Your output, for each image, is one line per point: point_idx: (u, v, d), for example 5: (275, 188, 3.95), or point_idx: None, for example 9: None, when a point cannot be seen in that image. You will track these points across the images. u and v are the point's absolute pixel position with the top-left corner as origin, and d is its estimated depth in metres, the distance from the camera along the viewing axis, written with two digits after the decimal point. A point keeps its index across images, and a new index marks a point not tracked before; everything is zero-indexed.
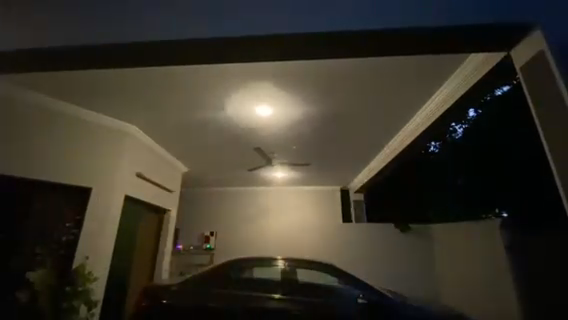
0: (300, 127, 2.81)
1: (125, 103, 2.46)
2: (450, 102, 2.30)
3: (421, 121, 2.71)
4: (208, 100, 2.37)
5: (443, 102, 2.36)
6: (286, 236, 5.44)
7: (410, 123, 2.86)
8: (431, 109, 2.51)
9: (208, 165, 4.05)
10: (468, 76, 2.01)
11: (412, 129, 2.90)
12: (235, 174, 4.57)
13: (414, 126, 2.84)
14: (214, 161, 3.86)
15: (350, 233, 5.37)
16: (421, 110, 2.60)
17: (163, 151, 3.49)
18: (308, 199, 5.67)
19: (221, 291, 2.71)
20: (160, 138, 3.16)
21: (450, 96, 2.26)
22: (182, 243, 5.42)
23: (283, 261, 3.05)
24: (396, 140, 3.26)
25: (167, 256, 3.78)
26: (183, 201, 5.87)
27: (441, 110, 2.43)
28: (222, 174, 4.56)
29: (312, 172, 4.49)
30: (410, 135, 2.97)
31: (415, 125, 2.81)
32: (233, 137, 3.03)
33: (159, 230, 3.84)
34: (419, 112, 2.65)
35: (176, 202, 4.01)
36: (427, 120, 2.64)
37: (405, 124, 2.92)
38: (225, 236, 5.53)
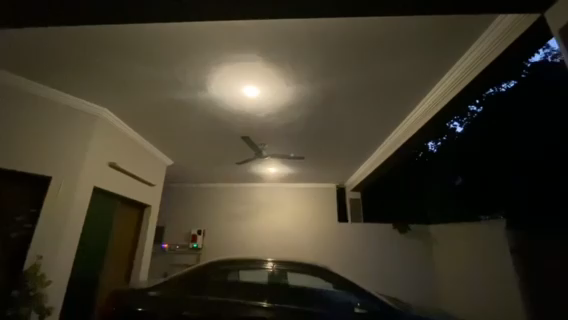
0: (293, 113, 2.52)
1: (91, 80, 2.17)
2: (459, 87, 2.02)
3: (426, 110, 2.42)
4: (185, 77, 2.06)
5: (451, 87, 2.08)
6: (278, 236, 5.13)
7: (413, 113, 2.58)
8: (439, 95, 2.23)
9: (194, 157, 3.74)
10: (485, 51, 1.73)
11: (415, 120, 2.62)
12: (224, 168, 4.24)
13: (418, 116, 2.56)
14: (200, 152, 3.55)
15: (346, 233, 5.09)
16: (426, 97, 2.32)
17: (143, 139, 3.18)
18: (301, 197, 5.37)
19: (199, 298, 2.39)
20: (137, 125, 2.85)
21: (460, 78, 1.97)
22: (167, 242, 5.12)
23: (272, 263, 2.69)
24: (397, 133, 2.98)
25: (147, 256, 3.46)
26: (169, 196, 5.51)
27: (449, 97, 2.14)
28: (209, 167, 4.24)
29: (306, 167, 4.21)
30: (413, 127, 2.69)
31: (419, 115, 2.53)
32: (218, 124, 2.73)
33: (139, 227, 3.52)
34: (423, 99, 2.36)
35: (157, 197, 3.69)
36: (432, 109, 2.36)
37: (408, 114, 2.64)
38: (213, 234, 5.21)
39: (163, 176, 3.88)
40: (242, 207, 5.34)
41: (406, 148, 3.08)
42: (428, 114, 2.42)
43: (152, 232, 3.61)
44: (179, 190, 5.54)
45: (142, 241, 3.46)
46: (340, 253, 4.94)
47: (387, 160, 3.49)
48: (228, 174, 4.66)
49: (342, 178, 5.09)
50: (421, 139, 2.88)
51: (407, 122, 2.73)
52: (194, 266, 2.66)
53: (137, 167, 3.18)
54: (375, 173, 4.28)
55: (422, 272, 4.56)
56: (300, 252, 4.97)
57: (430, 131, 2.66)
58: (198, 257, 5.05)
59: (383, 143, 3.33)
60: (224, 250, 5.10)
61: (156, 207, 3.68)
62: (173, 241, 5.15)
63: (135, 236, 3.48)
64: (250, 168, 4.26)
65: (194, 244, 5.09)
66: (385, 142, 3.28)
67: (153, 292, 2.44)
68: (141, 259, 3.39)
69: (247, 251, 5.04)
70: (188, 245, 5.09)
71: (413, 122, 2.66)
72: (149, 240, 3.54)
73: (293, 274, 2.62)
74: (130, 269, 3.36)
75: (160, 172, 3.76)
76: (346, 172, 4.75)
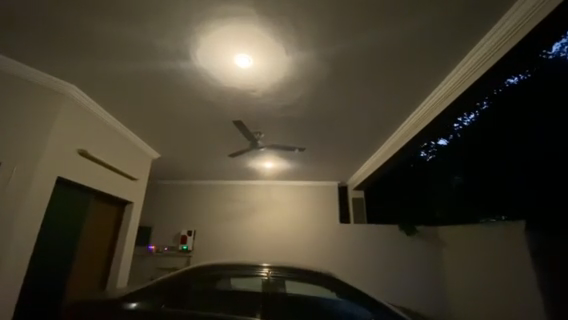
0: (292, 92, 2.16)
1: (50, 47, 1.81)
2: (493, 60, 1.72)
3: (446, 92, 2.12)
4: (162, 43, 1.69)
5: (481, 61, 1.79)
6: (275, 237, 4.75)
7: (429, 98, 2.27)
8: (460, 77, 1.95)
9: (183, 147, 3.36)
10: (525, 17, 1.47)
11: (431, 105, 2.32)
12: (217, 161, 3.85)
13: (435, 101, 2.26)
14: (189, 142, 3.18)
15: (348, 235, 4.72)
16: (448, 76, 2.02)
17: (121, 127, 2.84)
18: (301, 196, 4.99)
19: (175, 311, 1.99)
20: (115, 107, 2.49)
21: (491, 53, 1.71)
22: (154, 244, 4.73)
23: (267, 269, 2.24)
24: (408, 123, 2.66)
25: (126, 260, 3.10)
26: (158, 194, 5.11)
27: (478, 74, 1.85)
28: (201, 161, 3.86)
29: (307, 162, 3.84)
30: (430, 114, 2.38)
31: (437, 99, 2.23)
32: (208, 106, 2.36)
33: (118, 227, 3.17)
34: (444, 80, 2.07)
35: (138, 192, 3.33)
36: (453, 92, 2.08)
37: (422, 101, 2.35)
38: (205, 235, 4.81)
39: (147, 172, 3.56)
40: (235, 207, 4.97)
41: (420, 139, 2.76)
42: (447, 99, 2.15)
43: (134, 232, 3.25)
44: (168, 188, 5.14)
45: (121, 243, 3.10)
46: (342, 256, 4.58)
47: (396, 154, 3.17)
48: (221, 169, 4.26)
49: (344, 175, 4.72)
50: (437, 128, 2.56)
51: (420, 110, 2.44)
52: (173, 271, 2.26)
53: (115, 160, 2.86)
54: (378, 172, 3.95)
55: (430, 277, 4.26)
56: (299, 255, 4.60)
57: (447, 118, 2.34)
58: (188, 259, 4.65)
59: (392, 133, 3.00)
60: (216, 252, 4.71)
61: (139, 204, 3.36)
62: (161, 243, 4.77)
63: (113, 238, 3.12)
64: (245, 162, 3.89)
65: (184, 246, 4.64)
66: (394, 134, 2.95)
67: (134, 304, 1.99)
68: (119, 262, 3.02)
69: (241, 254, 4.66)
70: (177, 247, 4.70)
71: (428, 110, 2.37)
72: (130, 241, 3.19)
73: (292, 283, 2.19)
74: (106, 274, 2.98)
75: (144, 166, 3.46)
76: (348, 169, 4.39)
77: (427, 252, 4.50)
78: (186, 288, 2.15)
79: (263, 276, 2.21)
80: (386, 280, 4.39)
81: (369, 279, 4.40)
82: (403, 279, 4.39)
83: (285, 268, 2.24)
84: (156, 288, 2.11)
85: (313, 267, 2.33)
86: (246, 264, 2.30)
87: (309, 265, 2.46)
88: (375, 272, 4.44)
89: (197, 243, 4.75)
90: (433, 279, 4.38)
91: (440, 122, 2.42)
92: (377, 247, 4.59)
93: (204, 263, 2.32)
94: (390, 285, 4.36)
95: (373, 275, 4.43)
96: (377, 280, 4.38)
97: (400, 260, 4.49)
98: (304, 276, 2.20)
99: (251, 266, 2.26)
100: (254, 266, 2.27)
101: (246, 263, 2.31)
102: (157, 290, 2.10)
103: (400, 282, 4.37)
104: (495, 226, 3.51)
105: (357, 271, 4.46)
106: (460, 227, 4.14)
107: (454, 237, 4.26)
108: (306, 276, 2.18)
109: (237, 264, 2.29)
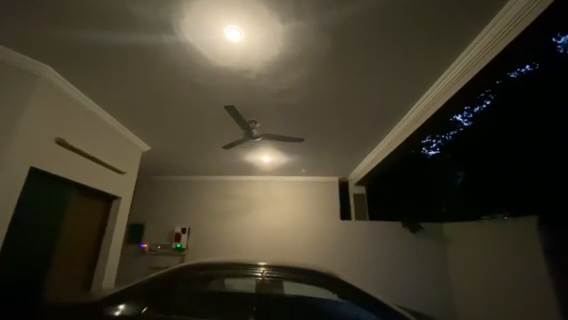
0: (289, 73, 1.96)
1: (15, 18, 1.62)
2: (507, 40, 1.60)
3: (456, 77, 1.99)
4: (139, 11, 1.50)
5: (496, 40, 1.66)
6: (273, 235, 4.56)
7: (438, 83, 2.15)
8: (477, 54, 1.79)
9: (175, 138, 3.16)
10: None
11: (440, 92, 2.19)
12: (212, 153, 3.64)
13: (444, 86, 2.13)
14: (180, 132, 2.98)
15: (349, 231, 4.53)
16: (460, 57, 1.88)
17: (107, 118, 2.73)
18: (301, 191, 4.80)
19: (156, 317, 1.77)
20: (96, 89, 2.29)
21: (510, 26, 1.55)
22: (147, 242, 4.55)
23: (264, 269, 2.02)
24: (415, 110, 2.52)
25: (113, 259, 2.93)
26: (151, 190, 4.91)
27: (490, 56, 1.72)
28: (195, 153, 3.66)
29: (306, 154, 3.64)
30: (438, 101, 2.26)
31: (446, 84, 2.10)
32: (197, 89, 2.17)
33: (105, 224, 2.99)
34: (455, 63, 1.94)
35: (125, 188, 3.16)
36: (466, 73, 1.92)
37: (431, 85, 2.20)
38: (200, 233, 4.61)
39: (136, 166, 3.42)
40: (232, 203, 4.77)
41: (426, 129, 2.61)
42: (459, 81, 1.99)
43: (121, 229, 3.08)
44: (162, 183, 4.94)
45: (107, 240, 2.93)
46: (343, 254, 4.40)
47: (400, 146, 3.00)
48: (216, 162, 4.07)
49: (344, 170, 4.53)
50: (445, 117, 2.40)
51: (430, 95, 2.28)
52: (158, 271, 2.04)
53: (102, 153, 2.75)
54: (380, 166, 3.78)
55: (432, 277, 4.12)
56: (298, 253, 4.42)
57: (456, 105, 2.21)
58: (183, 258, 4.47)
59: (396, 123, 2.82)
60: (211, 251, 4.51)
61: (127, 199, 3.21)
62: (154, 241, 4.58)
63: (100, 234, 2.94)
64: (242, 155, 3.69)
65: (178, 244, 4.44)
66: (399, 123, 2.80)
67: (121, 307, 1.78)
68: (105, 261, 2.84)
69: (238, 251, 4.47)
70: (171, 245, 4.51)
71: (439, 94, 2.21)
72: (117, 239, 3.01)
73: (291, 283, 1.99)
74: (91, 273, 2.80)
75: (133, 159, 3.33)
76: (349, 163, 4.19)
77: (431, 250, 4.33)
78: (175, 289, 1.95)
79: (258, 276, 2.00)
80: (389, 279, 4.22)
81: (371, 278, 4.23)
82: (405, 278, 4.21)
83: (281, 267, 2.03)
84: (143, 288, 1.91)
85: (315, 266, 2.14)
86: (241, 261, 2.10)
87: (310, 264, 2.27)
88: (377, 271, 4.27)
89: (191, 241, 4.56)
90: (437, 278, 4.22)
91: (448, 110, 2.28)
92: (379, 244, 4.41)
93: (195, 261, 2.11)
94: (393, 284, 4.18)
95: (375, 273, 4.25)
96: (379, 279, 4.21)
97: (403, 258, 4.31)
98: (304, 276, 1.99)
99: (244, 267, 2.05)
100: (248, 265, 2.05)
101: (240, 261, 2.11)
102: (145, 290, 1.90)
103: (403, 281, 4.19)
104: (504, 223, 3.40)
105: (358, 270, 4.28)
106: (468, 224, 3.97)
107: (462, 234, 4.11)
108: (306, 276, 1.98)
109: (230, 262, 2.09)
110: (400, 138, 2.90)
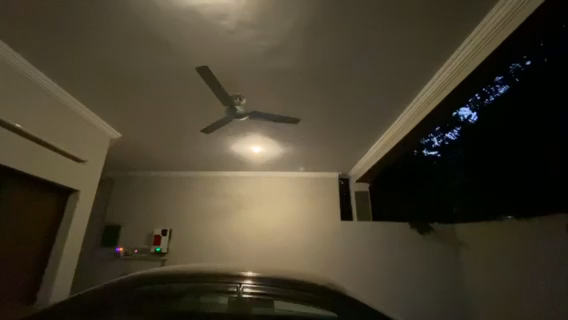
0: (275, 15, 1.62)
1: None
2: (531, 8, 1.50)
3: (468, 56, 1.89)
4: None
5: (518, 9, 1.57)
6: (266, 238, 4.07)
7: (448, 63, 2.02)
8: (492, 30, 1.71)
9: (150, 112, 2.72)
10: None
11: (451, 73, 2.06)
12: (194, 134, 3.18)
13: (455, 68, 2.02)
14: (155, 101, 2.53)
15: (350, 233, 4.05)
16: (474, 33, 1.78)
17: (40, 77, 2.32)
18: (296, 188, 4.31)
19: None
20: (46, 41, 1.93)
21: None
22: (122, 246, 4.05)
23: (248, 282, 1.47)
24: (423, 96, 2.36)
25: (67, 265, 2.56)
26: (130, 187, 4.41)
27: (511, 28, 1.62)
28: (174, 134, 3.19)
29: (302, 141, 3.16)
30: (448, 85, 2.13)
31: (458, 64, 1.98)
32: (167, 38, 1.80)
33: (56, 225, 2.62)
34: (468, 38, 1.83)
35: (80, 178, 2.75)
36: (480, 51, 1.83)
37: (440, 67, 2.07)
38: (183, 234, 4.11)
39: (102, 153, 3.07)
40: (219, 202, 4.27)
41: (438, 111, 2.36)
42: (473, 61, 1.89)
43: (79, 230, 2.70)
44: (143, 180, 4.44)
45: (58, 244, 2.55)
46: (343, 258, 3.92)
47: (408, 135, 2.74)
48: (200, 151, 3.56)
49: (345, 165, 4.08)
50: (456, 101, 2.23)
51: (438, 80, 2.16)
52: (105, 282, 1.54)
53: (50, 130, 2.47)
54: (382, 163, 3.53)
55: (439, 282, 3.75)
56: (292, 259, 3.93)
57: (472, 88, 2.06)
58: (163, 264, 3.95)
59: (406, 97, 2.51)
60: (195, 254, 4.00)
61: (89, 193, 2.82)
62: (130, 244, 4.07)
63: (52, 228, 2.59)
64: (228, 141, 3.23)
65: (157, 247, 3.95)
66: (405, 111, 2.60)
67: None
68: (55, 269, 2.48)
69: (226, 256, 3.98)
70: (149, 249, 4.00)
71: (448, 78, 2.09)
72: (73, 242, 2.62)
73: (283, 303, 1.44)
74: (35, 286, 2.45)
75: (99, 146, 3.03)
76: (350, 157, 3.75)
77: (442, 255, 3.88)
78: (128, 305, 1.45)
79: (232, 293, 1.46)
80: (394, 287, 3.74)
81: (373, 285, 3.77)
82: (413, 286, 3.75)
83: (272, 280, 1.49)
84: (85, 302, 1.43)
85: (311, 275, 1.66)
86: (218, 267, 1.62)
87: (304, 271, 1.79)
88: (380, 277, 3.80)
89: (173, 244, 4.05)
90: (449, 286, 3.75)
91: (459, 95, 2.14)
92: (384, 249, 3.93)
93: (148, 271, 1.59)
94: (399, 294, 3.71)
95: (378, 281, 3.78)
96: (383, 287, 3.75)
97: (410, 264, 3.85)
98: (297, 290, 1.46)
99: (217, 282, 1.48)
100: (218, 278, 1.49)
101: (212, 270, 1.56)
102: (85, 307, 1.42)
103: (410, 289, 3.73)
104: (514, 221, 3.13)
105: (359, 276, 3.81)
106: (483, 225, 3.57)
107: (475, 236, 3.69)
108: (302, 294, 1.44)
109: (201, 270, 1.56)
110: (407, 128, 2.71)
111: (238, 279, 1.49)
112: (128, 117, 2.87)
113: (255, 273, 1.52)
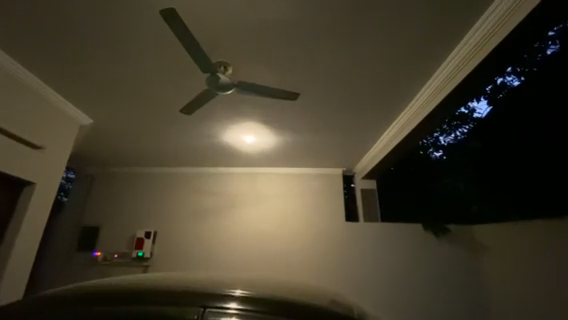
0: None
1: None
2: (519, 18, 1.56)
3: (482, 40, 1.78)
4: None
5: (505, 18, 1.63)
6: (261, 241, 3.64)
7: (446, 64, 2.05)
8: (506, 12, 1.61)
9: (125, 84, 2.37)
10: None
11: (460, 62, 1.97)
12: (177, 117, 2.78)
13: (467, 54, 1.90)
14: (130, 67, 2.20)
15: (355, 236, 3.62)
16: (486, 16, 1.69)
17: None
18: (297, 185, 3.90)
19: None
20: None
21: None
22: (101, 250, 3.64)
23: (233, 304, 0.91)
24: (421, 98, 2.39)
25: (16, 271, 2.22)
26: (114, 184, 4.00)
27: (501, 35, 1.67)
28: (154, 117, 2.80)
29: (302, 122, 2.79)
30: (459, 72, 2.01)
31: (453, 67, 2.03)
32: None
33: (4, 229, 2.26)
34: (460, 44, 1.89)
35: (38, 170, 2.41)
36: (493, 36, 1.73)
37: (451, 54, 1.97)
38: (169, 236, 3.69)
39: (69, 149, 2.73)
40: (212, 201, 3.86)
41: (451, 98, 2.18)
42: (485, 48, 1.79)
43: (34, 228, 2.35)
44: (128, 176, 4.03)
45: (7, 245, 2.22)
46: (347, 264, 3.49)
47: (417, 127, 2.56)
48: (188, 139, 3.16)
49: (350, 160, 3.68)
50: (469, 88, 2.07)
51: (449, 67, 2.05)
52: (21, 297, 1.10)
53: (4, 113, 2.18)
54: (391, 157, 3.22)
55: (454, 290, 3.34)
56: (290, 265, 3.52)
57: (472, 87, 2.07)
58: (145, 269, 3.54)
59: (415, 75, 2.17)
60: (183, 258, 3.59)
61: (46, 187, 2.47)
62: (110, 248, 3.65)
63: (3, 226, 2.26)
64: (219, 126, 2.84)
65: (139, 252, 3.53)
66: (403, 112, 2.61)
67: None
68: (0, 276, 2.14)
69: (217, 261, 3.56)
70: (130, 254, 3.59)
71: (460, 65, 1.98)
72: (23, 243, 2.26)
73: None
74: None
75: (66, 135, 2.71)
76: (357, 148, 3.35)
77: (460, 261, 3.44)
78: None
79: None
80: (403, 297, 3.31)
81: (382, 296, 3.33)
82: (426, 296, 3.32)
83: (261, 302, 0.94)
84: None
85: (307, 289, 1.23)
86: (183, 275, 1.22)
87: (300, 282, 1.36)
88: (388, 285, 3.38)
89: (157, 248, 3.63)
90: (467, 295, 3.32)
91: (470, 82, 2.01)
92: (392, 254, 3.50)
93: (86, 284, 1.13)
94: (409, 304, 3.29)
95: (384, 291, 3.35)
96: (391, 297, 3.32)
97: (423, 270, 3.41)
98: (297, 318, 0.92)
99: (181, 306, 0.90)
100: (183, 303, 0.91)
101: (170, 286, 1.01)
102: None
103: (422, 300, 3.30)
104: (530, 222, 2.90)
105: (365, 283, 3.39)
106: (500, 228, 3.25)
107: (495, 241, 3.31)
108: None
109: (154, 285, 1.01)
110: (404, 130, 2.71)
111: (213, 299, 0.93)
112: (102, 95, 2.52)
113: (244, 291, 0.99)
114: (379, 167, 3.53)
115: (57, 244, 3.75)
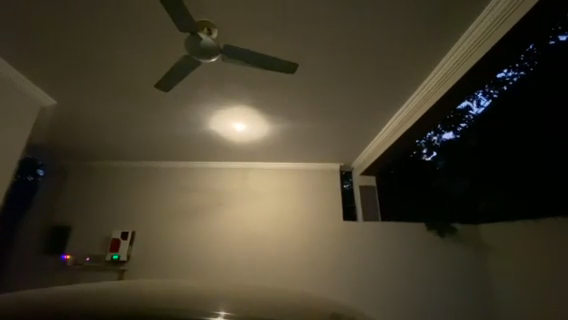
0: None
1: None
2: None
3: (502, 16, 1.60)
4: None
5: None
6: (255, 243, 3.33)
7: (458, 45, 1.84)
8: None
9: (91, 61, 2.04)
10: None
11: (475, 42, 1.77)
12: (156, 99, 2.43)
13: (484, 32, 1.71)
14: (94, 40, 1.87)
15: (354, 236, 3.34)
16: None
17: None
18: (291, 182, 3.60)
19: None
20: None
21: None
22: (71, 252, 3.27)
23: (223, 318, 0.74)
24: (425, 89, 2.25)
25: None
26: (90, 179, 3.62)
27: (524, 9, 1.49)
28: (129, 100, 2.46)
29: (299, 107, 2.51)
30: (474, 53, 1.82)
31: (463, 51, 1.86)
32: None
33: None
34: (472, 25, 1.72)
35: None
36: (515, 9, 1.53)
37: (463, 34, 1.78)
38: (150, 237, 3.34)
39: (26, 134, 2.37)
40: (198, 199, 3.52)
41: (465, 82, 1.98)
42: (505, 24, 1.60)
43: None
44: (105, 171, 3.65)
45: None
46: (346, 267, 3.22)
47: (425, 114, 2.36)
48: (173, 127, 2.83)
49: (349, 155, 3.42)
50: (483, 72, 1.89)
51: (462, 48, 1.85)
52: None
53: None
54: (392, 152, 2.99)
55: (458, 295, 3.11)
56: (283, 268, 3.22)
57: (487, 71, 1.88)
58: (121, 275, 3.18)
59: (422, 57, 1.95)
60: (165, 261, 3.24)
61: None
62: (81, 251, 3.27)
63: None
64: (207, 111, 2.54)
65: (114, 255, 3.17)
66: (405, 104, 2.45)
67: None
68: None
69: (204, 264, 3.24)
70: (105, 257, 3.23)
71: (474, 45, 1.79)
72: None
73: None
74: None
75: (24, 119, 2.35)
76: (358, 140, 3.09)
77: (466, 264, 3.22)
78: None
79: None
80: (403, 304, 3.07)
81: (378, 301, 3.08)
82: (428, 301, 3.07)
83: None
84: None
85: (304, 300, 0.97)
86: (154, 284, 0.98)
87: (292, 291, 1.10)
88: (388, 289, 3.12)
89: (135, 250, 3.28)
90: (472, 299, 3.11)
91: (485, 65, 1.83)
92: (392, 256, 3.24)
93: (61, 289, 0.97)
94: (410, 310, 3.05)
95: (384, 296, 3.09)
96: (387, 302, 3.07)
97: (425, 274, 3.17)
98: None
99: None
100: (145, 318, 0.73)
101: (124, 301, 0.80)
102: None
103: (423, 306, 3.05)
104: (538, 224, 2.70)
105: (363, 288, 3.13)
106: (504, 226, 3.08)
107: (502, 241, 3.11)
108: None
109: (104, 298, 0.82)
110: (408, 122, 2.56)
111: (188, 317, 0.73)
112: (65, 74, 2.18)
113: (230, 316, 0.76)
114: (378, 163, 3.31)
115: (23, 245, 3.37)
